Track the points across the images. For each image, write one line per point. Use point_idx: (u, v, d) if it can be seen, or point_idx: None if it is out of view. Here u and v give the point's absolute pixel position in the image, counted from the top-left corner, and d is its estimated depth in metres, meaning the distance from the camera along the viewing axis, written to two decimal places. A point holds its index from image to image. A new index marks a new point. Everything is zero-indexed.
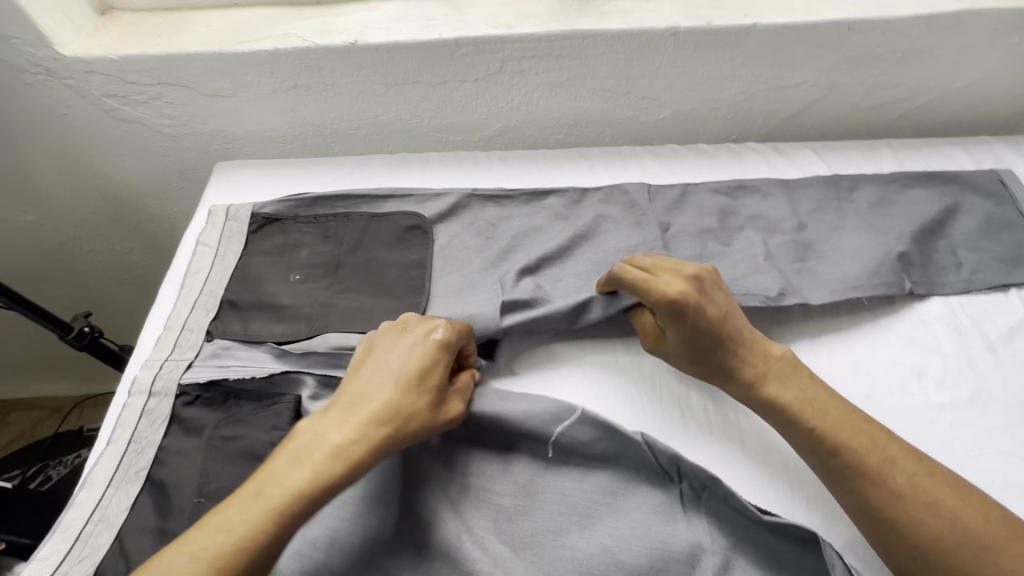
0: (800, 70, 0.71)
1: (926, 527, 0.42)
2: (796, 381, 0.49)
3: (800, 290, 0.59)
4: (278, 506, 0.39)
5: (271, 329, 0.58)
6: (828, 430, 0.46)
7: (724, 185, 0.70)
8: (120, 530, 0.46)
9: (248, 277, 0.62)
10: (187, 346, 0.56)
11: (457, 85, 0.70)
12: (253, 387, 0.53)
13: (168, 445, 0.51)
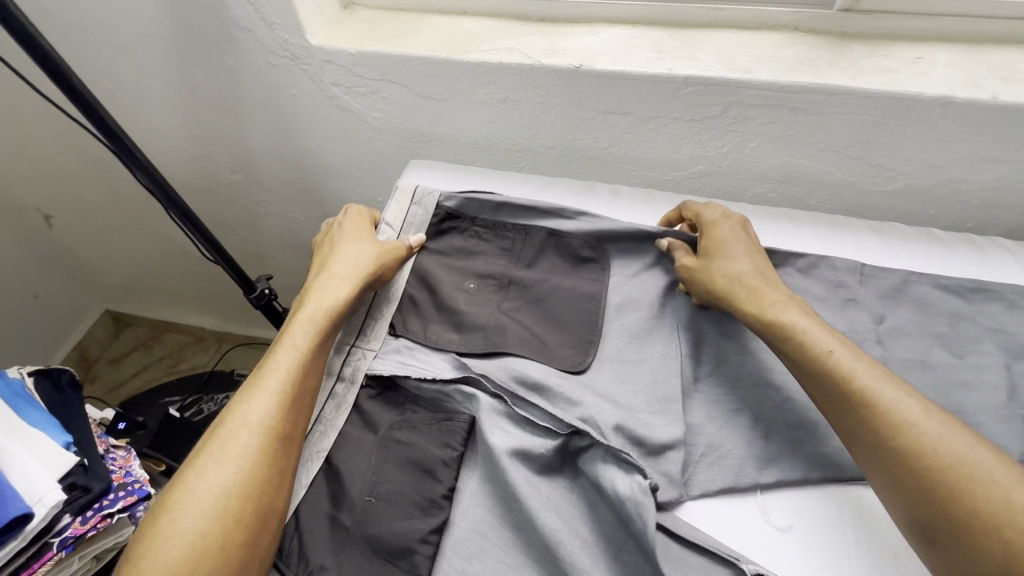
0: None
1: (928, 468, 0.40)
2: (799, 310, 0.50)
3: None
4: (287, 366, 0.51)
5: (448, 336, 0.57)
6: (821, 356, 0.47)
7: (959, 283, 0.58)
8: (298, 507, 0.49)
9: (426, 273, 0.61)
10: (372, 336, 0.58)
11: (669, 122, 0.67)
12: (430, 395, 0.54)
13: (347, 432, 0.52)
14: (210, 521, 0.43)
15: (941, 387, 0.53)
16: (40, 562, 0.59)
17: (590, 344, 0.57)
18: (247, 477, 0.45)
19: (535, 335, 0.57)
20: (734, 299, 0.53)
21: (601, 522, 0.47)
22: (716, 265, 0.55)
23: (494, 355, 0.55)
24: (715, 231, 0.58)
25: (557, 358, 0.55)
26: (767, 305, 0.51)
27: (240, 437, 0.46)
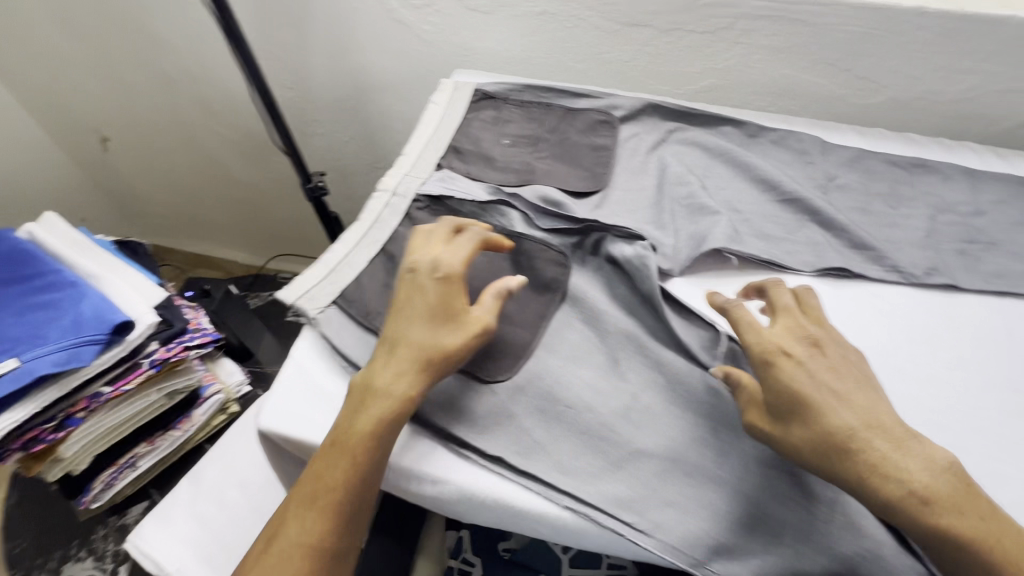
0: None
1: None
2: (947, 496, 0.39)
3: (991, 275, 0.60)
4: (351, 467, 0.45)
5: (487, 173, 0.69)
6: (917, 520, 0.39)
7: (915, 168, 0.70)
8: (359, 273, 0.60)
9: (468, 132, 0.75)
10: (422, 169, 0.69)
11: (684, 36, 0.77)
12: (469, 211, 0.65)
13: (399, 232, 0.63)
14: (291, 562, 0.43)
15: (907, 241, 0.63)
16: (134, 375, 0.70)
17: (602, 179, 0.69)
18: (318, 525, 0.44)
19: (556, 171, 0.70)
20: (848, 471, 0.41)
21: (617, 295, 0.58)
22: (794, 428, 0.43)
23: (525, 184, 0.68)
24: (789, 380, 0.43)
25: (575, 186, 0.68)
26: (888, 491, 0.40)
27: (304, 501, 0.45)
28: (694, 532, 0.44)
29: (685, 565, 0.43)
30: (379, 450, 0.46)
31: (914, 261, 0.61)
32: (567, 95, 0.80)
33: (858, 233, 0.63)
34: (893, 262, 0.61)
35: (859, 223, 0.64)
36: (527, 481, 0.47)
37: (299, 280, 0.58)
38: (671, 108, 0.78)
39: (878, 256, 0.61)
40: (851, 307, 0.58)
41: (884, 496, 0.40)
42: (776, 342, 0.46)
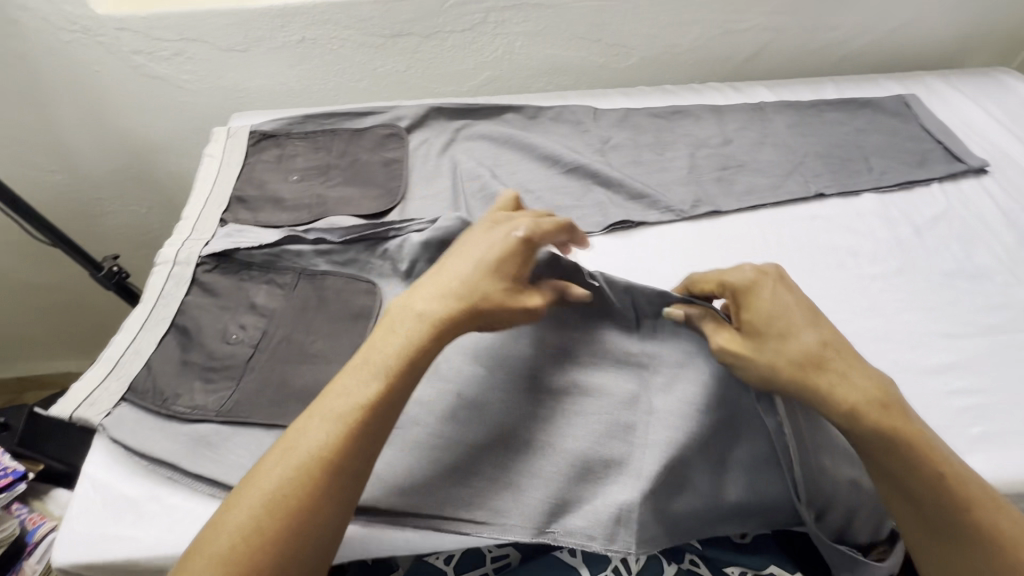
0: (747, 14, 0.81)
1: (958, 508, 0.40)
2: (903, 414, 0.43)
3: (740, 193, 0.69)
4: (354, 417, 0.41)
5: (278, 216, 0.67)
6: (880, 425, 0.41)
7: (671, 116, 0.79)
8: (149, 359, 0.55)
9: (252, 178, 0.71)
10: (204, 229, 0.65)
11: (446, 37, 0.80)
12: (261, 259, 0.62)
13: (189, 301, 0.59)
14: (293, 483, 0.38)
15: (673, 181, 0.70)
16: None
17: (397, 193, 0.70)
18: (329, 453, 0.39)
19: (350, 196, 0.69)
20: (806, 377, 0.43)
21: None
22: (768, 342, 0.44)
23: (319, 219, 0.66)
24: (756, 301, 0.46)
25: (370, 206, 0.67)
26: (843, 395, 0.42)
27: (318, 421, 0.41)
28: (536, 501, 0.47)
29: (527, 537, 0.46)
30: (389, 396, 0.42)
31: (682, 197, 0.68)
32: (351, 117, 0.79)
33: (633, 184, 0.69)
34: (665, 203, 0.68)
35: (634, 176, 0.71)
36: (364, 513, 0.46)
37: (75, 387, 0.52)
38: (453, 108, 0.80)
39: (652, 201, 0.68)
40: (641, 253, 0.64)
41: (850, 402, 0.42)
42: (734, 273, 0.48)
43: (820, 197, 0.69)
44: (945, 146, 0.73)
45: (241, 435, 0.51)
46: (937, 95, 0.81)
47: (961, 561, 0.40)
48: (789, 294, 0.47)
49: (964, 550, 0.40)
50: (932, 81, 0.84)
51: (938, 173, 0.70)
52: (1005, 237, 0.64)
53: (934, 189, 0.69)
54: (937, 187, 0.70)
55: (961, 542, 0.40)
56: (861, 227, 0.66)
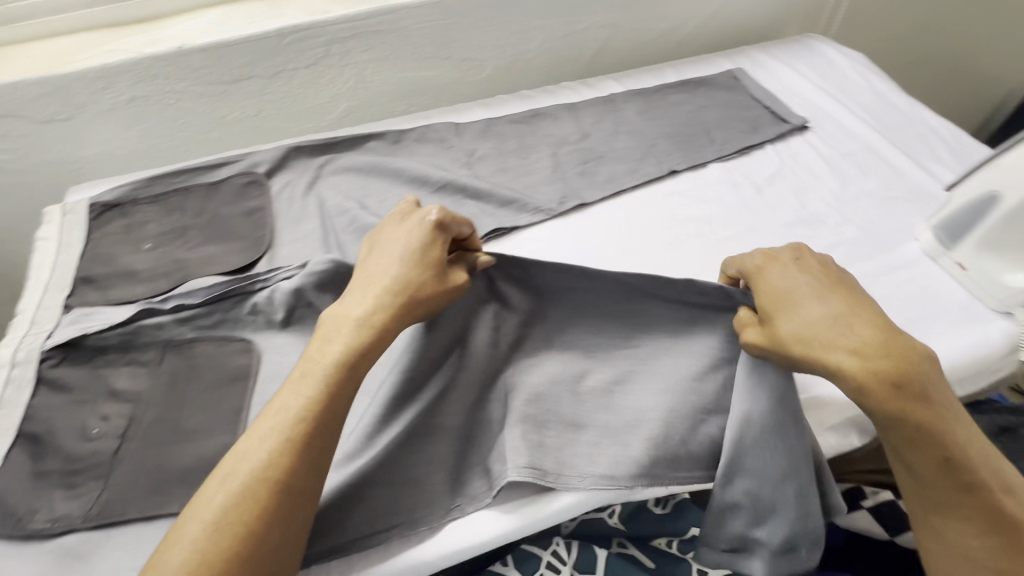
0: (583, 15, 0.86)
1: (970, 500, 0.42)
2: (940, 403, 0.44)
3: (602, 182, 0.73)
4: (295, 433, 0.42)
5: (133, 290, 0.62)
6: (889, 408, 0.43)
7: (531, 120, 0.82)
8: None
9: (98, 254, 0.66)
10: (46, 320, 0.59)
11: (293, 74, 0.78)
12: (118, 340, 0.57)
13: (37, 403, 0.53)
14: (243, 493, 0.39)
15: (540, 182, 0.73)
16: None
17: (264, 241, 0.67)
18: (277, 460, 0.40)
19: (213, 254, 0.66)
20: (813, 354, 0.45)
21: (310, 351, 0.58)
22: (782, 324, 0.47)
23: (179, 284, 0.62)
24: (769, 288, 0.50)
25: (236, 261, 0.64)
26: (851, 368, 0.44)
27: (264, 432, 0.42)
28: (436, 487, 0.49)
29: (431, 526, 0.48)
30: (338, 402, 0.44)
31: (550, 195, 0.71)
32: (204, 170, 0.75)
33: (501, 192, 0.71)
34: (534, 204, 0.70)
35: (501, 183, 0.73)
36: None
37: None
38: (313, 144, 0.78)
39: (522, 204, 0.70)
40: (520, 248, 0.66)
41: (859, 379, 0.44)
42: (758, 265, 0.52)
43: (674, 174, 0.74)
44: (772, 111, 0.82)
45: (117, 537, 0.46)
46: (760, 66, 0.90)
47: (953, 538, 0.42)
48: (799, 278, 0.50)
49: (948, 520, 0.43)
50: (754, 53, 0.93)
51: (768, 135, 0.78)
52: (831, 182, 0.72)
53: (768, 151, 0.77)
54: (771, 148, 0.77)
55: (948, 514, 0.43)
56: (712, 195, 0.71)
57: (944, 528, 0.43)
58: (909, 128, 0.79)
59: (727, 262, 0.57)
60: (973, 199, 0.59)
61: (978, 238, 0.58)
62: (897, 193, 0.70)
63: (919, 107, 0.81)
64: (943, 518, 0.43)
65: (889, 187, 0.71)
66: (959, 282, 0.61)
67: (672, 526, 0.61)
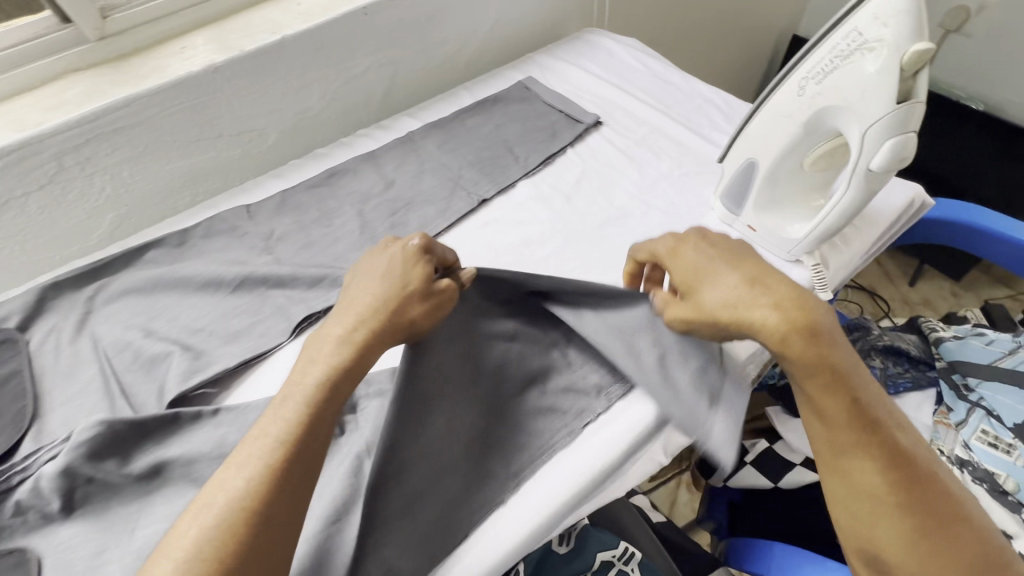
0: (357, 59, 0.82)
1: (885, 453, 0.42)
2: (846, 352, 0.45)
3: (414, 230, 0.69)
4: (272, 461, 0.40)
5: None
6: (804, 351, 0.44)
7: (329, 181, 0.77)
8: None
9: None
10: None
11: (26, 200, 0.66)
12: None
13: None
14: (201, 546, 0.37)
15: (350, 249, 0.68)
16: None
17: (27, 413, 0.55)
18: (238, 511, 0.38)
19: None
20: (734, 318, 0.46)
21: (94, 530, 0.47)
22: (704, 293, 0.49)
23: None
24: (683, 263, 0.51)
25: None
26: (771, 321, 0.45)
27: (233, 472, 0.40)
28: None
29: None
30: (307, 437, 0.42)
31: (361, 261, 0.66)
32: None
33: (308, 272, 0.65)
34: (346, 275, 0.65)
35: (307, 261, 0.67)
36: None
37: None
38: (75, 273, 0.66)
39: (333, 279, 0.65)
40: None
41: (777, 332, 0.44)
42: (660, 252, 0.54)
43: (484, 203, 0.72)
44: (566, 113, 0.83)
45: None
46: (548, 70, 0.92)
47: (867, 485, 0.42)
48: (700, 251, 0.51)
49: (860, 463, 0.42)
50: (540, 58, 0.95)
51: (567, 139, 0.79)
52: (630, 172, 0.74)
53: (569, 155, 0.77)
54: (571, 151, 0.78)
55: (862, 457, 0.42)
56: (525, 215, 0.70)
57: (854, 470, 0.43)
58: (688, 102, 0.84)
59: (636, 250, 0.57)
60: (739, 169, 0.64)
61: (754, 203, 0.64)
62: (688, 168, 0.74)
63: (692, 80, 0.87)
64: (856, 459, 0.42)
65: (681, 164, 0.74)
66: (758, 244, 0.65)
67: (580, 562, 0.61)
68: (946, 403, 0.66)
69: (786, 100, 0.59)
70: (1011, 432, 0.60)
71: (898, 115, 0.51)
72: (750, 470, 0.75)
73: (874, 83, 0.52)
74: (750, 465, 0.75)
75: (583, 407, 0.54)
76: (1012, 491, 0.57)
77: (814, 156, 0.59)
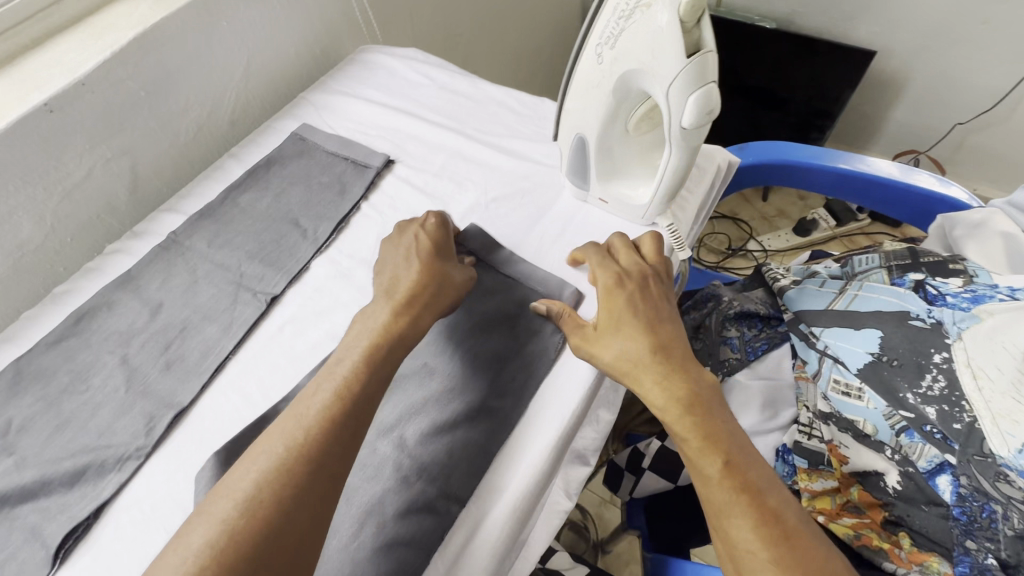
0: (68, 164, 0.65)
1: (760, 520, 0.40)
2: (727, 425, 0.45)
3: (195, 363, 0.57)
4: (319, 414, 0.43)
5: None
6: (676, 416, 0.45)
7: (78, 326, 0.61)
8: None
9: None
10: None
11: None
12: None
13: None
14: (256, 494, 0.39)
15: (116, 414, 0.54)
16: None
17: None
18: (279, 467, 0.40)
19: None
20: (631, 374, 0.47)
21: None
22: (611, 344, 0.49)
23: None
24: (611, 299, 0.51)
25: None
26: (664, 391, 0.46)
27: (289, 424, 0.43)
28: None
29: None
30: (355, 391, 0.45)
31: (132, 429, 0.53)
32: None
33: (63, 468, 0.51)
34: (118, 453, 0.51)
35: (61, 450, 0.52)
36: None
37: None
38: None
39: (99, 467, 0.51)
40: (132, 522, 0.48)
41: (674, 405, 0.45)
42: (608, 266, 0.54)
43: (276, 301, 0.61)
44: (351, 159, 0.72)
45: None
46: (325, 110, 0.80)
47: (740, 541, 0.40)
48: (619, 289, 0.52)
49: (734, 521, 0.40)
50: (313, 97, 0.82)
51: (359, 192, 0.68)
52: None
53: (365, 210, 0.68)
54: (367, 205, 0.68)
55: (734, 517, 0.40)
56: (326, 300, 0.60)
57: (727, 527, 0.40)
58: (481, 111, 0.76)
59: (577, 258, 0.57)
60: (572, 148, 0.58)
61: (596, 179, 0.58)
62: (495, 191, 0.67)
63: (480, 84, 0.79)
64: (727, 520, 0.41)
65: (486, 189, 0.67)
66: (586, 231, 0.62)
67: None
68: (801, 356, 0.65)
69: (589, 69, 0.53)
70: (857, 376, 0.59)
71: (692, 71, 0.44)
72: (650, 474, 0.73)
73: (661, 40, 0.45)
74: (648, 469, 0.73)
75: (432, 528, 0.46)
76: (872, 433, 0.57)
77: (635, 122, 0.54)
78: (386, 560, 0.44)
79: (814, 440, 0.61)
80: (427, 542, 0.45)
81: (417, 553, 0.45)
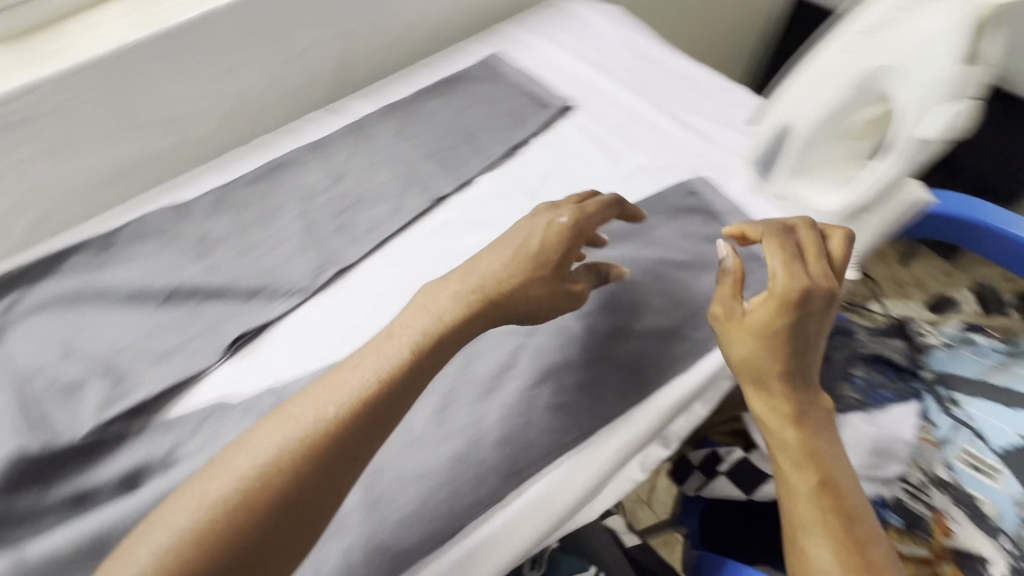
0: (300, 33, 0.73)
1: (847, 545, 0.41)
2: (830, 450, 0.46)
3: (362, 232, 0.63)
4: (498, 280, 0.47)
5: None
6: (782, 428, 0.46)
7: (275, 173, 0.69)
8: None
9: None
10: None
11: None
12: None
13: None
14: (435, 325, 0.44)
15: (291, 254, 0.62)
16: None
17: None
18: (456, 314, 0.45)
19: None
20: (754, 377, 0.47)
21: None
22: (741, 345, 0.48)
23: None
24: (776, 302, 0.47)
25: None
26: (777, 401, 0.46)
27: (467, 278, 0.47)
28: None
29: None
30: (536, 267, 0.48)
31: (302, 270, 0.60)
32: None
33: (244, 283, 0.59)
34: (288, 286, 0.59)
35: (244, 269, 0.61)
36: None
37: None
38: None
39: (271, 292, 0.59)
40: (299, 341, 0.57)
41: (783, 416, 0.46)
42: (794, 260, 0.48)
43: (442, 201, 0.66)
44: (534, 94, 0.75)
45: None
46: (518, 44, 0.83)
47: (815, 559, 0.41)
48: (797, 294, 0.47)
49: (815, 539, 0.42)
50: (509, 30, 0.85)
51: (535, 126, 0.71)
52: (602, 165, 0.67)
53: (537, 144, 0.70)
54: (539, 140, 0.71)
55: (815, 535, 0.42)
56: (486, 213, 0.64)
57: (804, 544, 0.42)
58: (669, 82, 0.76)
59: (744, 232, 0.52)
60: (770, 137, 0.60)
61: (787, 170, 0.60)
62: (667, 160, 0.67)
63: (675, 56, 0.79)
64: (806, 537, 0.42)
65: (658, 156, 0.67)
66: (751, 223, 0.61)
67: None
68: (930, 418, 0.62)
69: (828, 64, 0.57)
70: (997, 455, 0.57)
71: (959, 78, 0.49)
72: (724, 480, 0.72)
73: (936, 43, 0.50)
74: (723, 474, 0.72)
75: (541, 438, 0.50)
76: (994, 517, 0.54)
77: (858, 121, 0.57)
78: (497, 448, 0.49)
79: (920, 503, 0.59)
80: (534, 448, 0.49)
81: (523, 454, 0.49)
